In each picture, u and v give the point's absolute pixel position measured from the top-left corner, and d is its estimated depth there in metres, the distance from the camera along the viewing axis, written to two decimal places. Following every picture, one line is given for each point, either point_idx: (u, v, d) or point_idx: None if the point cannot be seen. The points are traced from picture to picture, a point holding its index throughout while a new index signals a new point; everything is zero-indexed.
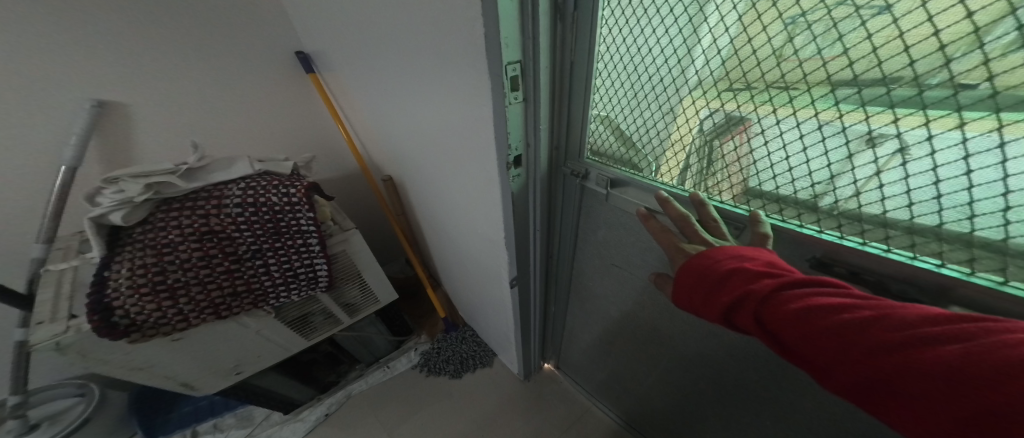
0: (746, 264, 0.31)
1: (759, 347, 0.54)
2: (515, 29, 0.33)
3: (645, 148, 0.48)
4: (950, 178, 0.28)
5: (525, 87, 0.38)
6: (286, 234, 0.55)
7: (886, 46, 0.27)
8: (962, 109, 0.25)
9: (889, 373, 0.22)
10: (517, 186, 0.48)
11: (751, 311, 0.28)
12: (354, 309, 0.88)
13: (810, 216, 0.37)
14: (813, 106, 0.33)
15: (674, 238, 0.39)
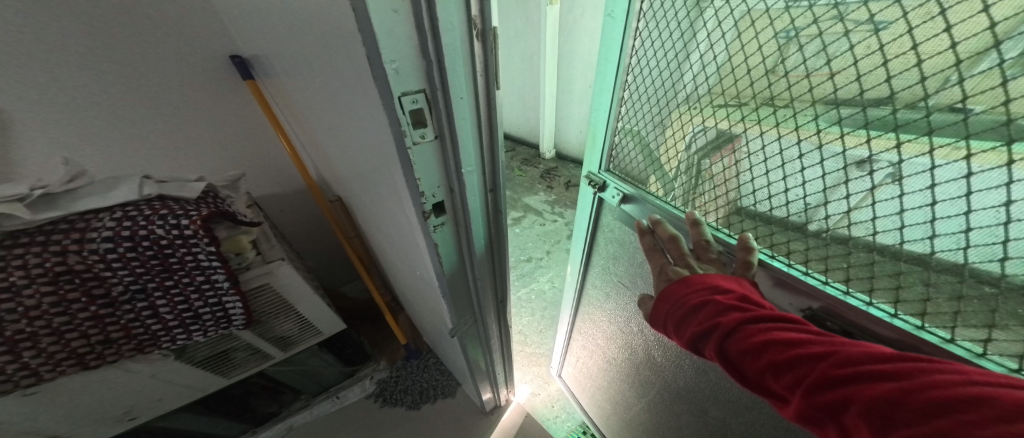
0: (715, 296, 0.33)
1: (730, 401, 0.50)
2: (408, 52, 0.25)
3: (651, 158, 0.46)
4: (945, 218, 0.25)
5: (437, 122, 0.31)
6: (178, 271, 0.50)
7: (899, 58, 0.25)
8: (971, 137, 0.23)
9: (835, 406, 0.23)
10: (443, 236, 0.42)
11: (713, 342, 0.30)
12: (288, 342, 0.83)
13: (818, 264, 0.34)
14: (815, 123, 0.30)
15: (661, 258, 0.42)
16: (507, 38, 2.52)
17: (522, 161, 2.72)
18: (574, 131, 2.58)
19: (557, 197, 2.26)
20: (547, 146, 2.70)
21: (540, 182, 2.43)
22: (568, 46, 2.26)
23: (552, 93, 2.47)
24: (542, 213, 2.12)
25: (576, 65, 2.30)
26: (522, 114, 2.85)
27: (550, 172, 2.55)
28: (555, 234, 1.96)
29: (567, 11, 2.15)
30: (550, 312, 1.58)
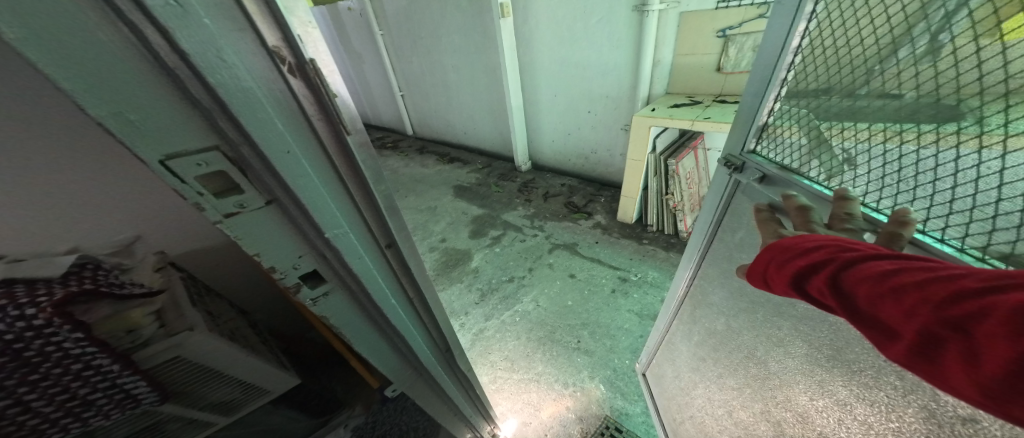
0: (841, 241, 0.35)
1: (837, 411, 0.43)
2: (169, 111, 0.20)
3: (770, 143, 0.52)
4: (1005, 197, 0.30)
5: (260, 183, 0.25)
6: (46, 363, 0.41)
7: (968, 56, 0.32)
8: (992, 124, 0.31)
9: (967, 316, 0.24)
10: (331, 304, 0.37)
11: (827, 271, 0.33)
12: (231, 406, 0.73)
13: (979, 238, 0.32)
14: (912, 109, 0.37)
15: (775, 225, 0.46)
16: (467, 56, 2.52)
17: (499, 177, 2.68)
18: (547, 140, 2.55)
19: (537, 210, 2.21)
20: (522, 159, 2.66)
21: (518, 196, 2.37)
22: (528, 57, 2.26)
23: (519, 106, 2.46)
24: (522, 228, 2.06)
25: (538, 76, 2.30)
26: (493, 130, 2.83)
27: (527, 185, 2.50)
28: (537, 250, 1.90)
29: (521, 23, 2.15)
30: (536, 332, 1.50)
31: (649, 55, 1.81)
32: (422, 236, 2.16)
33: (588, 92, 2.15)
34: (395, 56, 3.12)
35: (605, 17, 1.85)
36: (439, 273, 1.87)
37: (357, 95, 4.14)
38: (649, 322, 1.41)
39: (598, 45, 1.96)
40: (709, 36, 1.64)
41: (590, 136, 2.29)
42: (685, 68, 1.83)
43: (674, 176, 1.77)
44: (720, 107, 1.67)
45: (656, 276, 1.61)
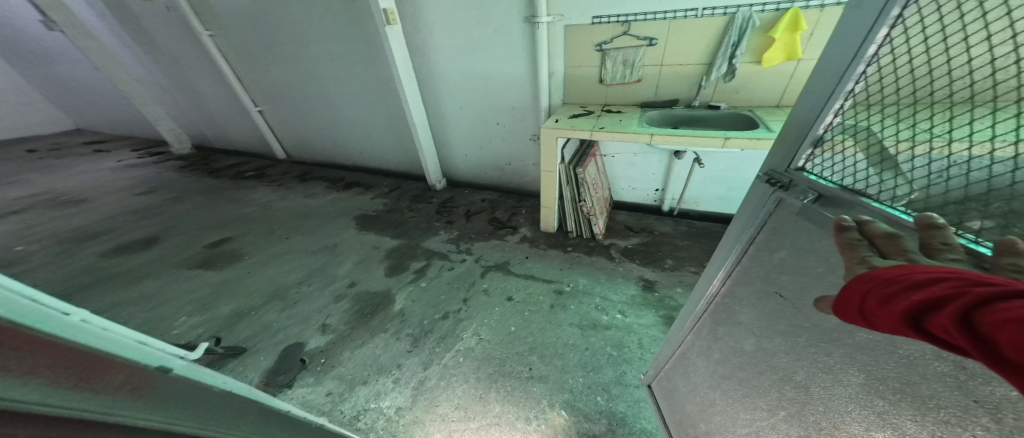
0: (959, 279, 0.31)
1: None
2: None
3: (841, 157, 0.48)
4: None
5: None
6: None
7: None
8: None
9: None
10: None
11: (951, 310, 0.29)
12: None
13: None
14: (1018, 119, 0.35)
15: (860, 249, 0.39)
16: (346, 65, 2.16)
17: (412, 199, 2.45)
18: (460, 155, 2.45)
19: (459, 232, 2.09)
20: (434, 177, 2.47)
21: (439, 219, 2.22)
22: (425, 69, 2.08)
23: (422, 120, 2.26)
24: (448, 256, 1.91)
25: (439, 88, 2.15)
26: (393, 146, 2.53)
27: (445, 205, 2.37)
28: (468, 276, 1.77)
29: (412, 32, 1.96)
30: (485, 370, 1.33)
31: (545, 68, 1.85)
32: (322, 283, 1.75)
33: (493, 106, 2.11)
34: (240, 62, 2.46)
35: (499, 30, 1.79)
36: (354, 326, 1.52)
37: (190, 111, 3.15)
38: (591, 332, 1.42)
39: (496, 57, 1.90)
40: (590, 49, 1.79)
41: (501, 148, 2.27)
42: (573, 80, 1.95)
43: (583, 183, 1.87)
44: (609, 116, 1.83)
45: (586, 283, 1.68)
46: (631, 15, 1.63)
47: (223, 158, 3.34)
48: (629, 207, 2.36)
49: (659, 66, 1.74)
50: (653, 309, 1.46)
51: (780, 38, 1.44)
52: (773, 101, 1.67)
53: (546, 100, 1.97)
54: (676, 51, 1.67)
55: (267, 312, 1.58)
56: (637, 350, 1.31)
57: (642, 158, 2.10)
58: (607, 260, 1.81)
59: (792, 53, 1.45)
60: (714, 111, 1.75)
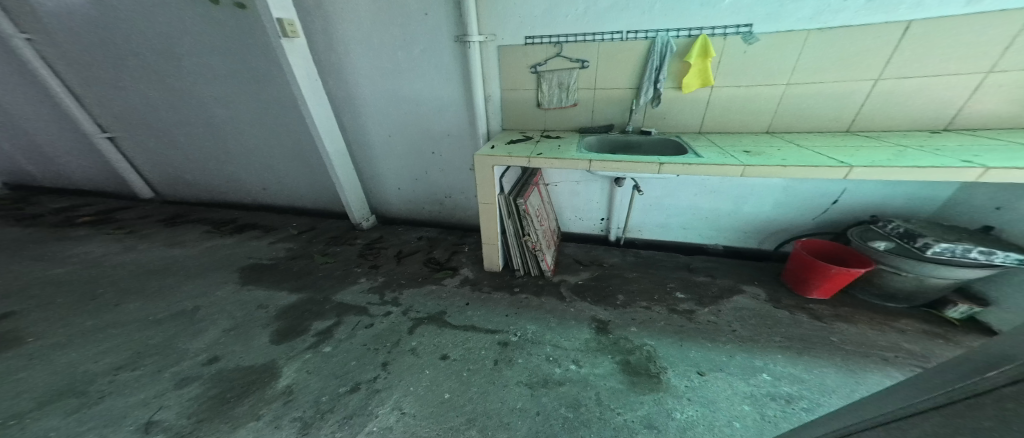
0: None
1: None
2: None
3: None
4: None
5: None
6: None
7: None
8: None
9: None
10: None
11: None
12: None
13: None
14: None
15: None
16: (223, 84, 1.90)
17: (327, 243, 2.16)
18: (393, 189, 2.23)
19: (384, 278, 1.84)
20: (359, 214, 2.22)
21: (366, 265, 1.96)
22: (342, 91, 1.88)
23: (341, 150, 2.01)
24: (369, 309, 1.61)
25: (361, 112, 1.94)
26: (308, 179, 2.19)
27: (372, 246, 2.14)
28: (392, 334, 1.48)
29: (327, 49, 1.76)
30: None
31: (481, 89, 1.77)
32: (165, 362, 1.30)
33: (425, 133, 1.94)
34: (82, 78, 2.09)
35: (428, 48, 1.66)
36: (202, 420, 1.09)
37: (15, 144, 2.55)
38: (541, 391, 1.19)
39: (422, 79, 1.76)
40: (525, 71, 1.77)
41: (440, 180, 2.10)
42: (511, 103, 1.89)
43: (524, 215, 1.79)
44: (548, 141, 1.78)
45: (535, 331, 1.50)
46: (562, 36, 1.65)
47: (51, 200, 2.68)
48: (577, 238, 2.28)
49: (592, 90, 1.76)
50: (609, 356, 1.28)
51: (694, 64, 1.53)
52: (694, 128, 1.74)
53: (482, 126, 1.85)
54: (605, 76, 1.70)
55: (44, 418, 1.08)
56: (596, 408, 1.07)
57: (584, 186, 2.07)
58: (558, 301, 1.69)
59: (706, 79, 1.53)
60: (646, 137, 1.78)
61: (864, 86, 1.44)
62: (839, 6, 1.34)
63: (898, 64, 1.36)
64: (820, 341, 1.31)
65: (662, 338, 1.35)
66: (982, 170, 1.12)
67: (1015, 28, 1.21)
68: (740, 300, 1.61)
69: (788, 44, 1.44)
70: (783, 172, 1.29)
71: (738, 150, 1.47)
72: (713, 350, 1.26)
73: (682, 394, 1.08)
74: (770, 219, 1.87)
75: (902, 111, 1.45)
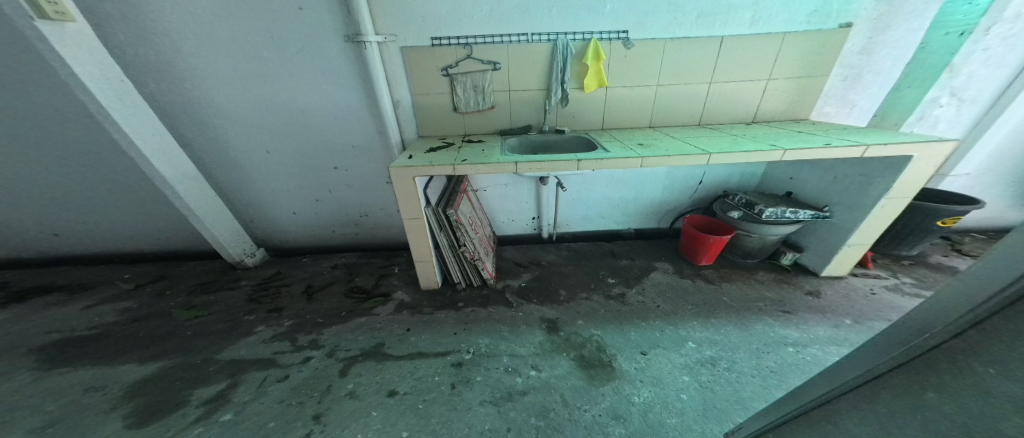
0: None
1: None
2: None
3: None
4: None
5: None
6: None
7: None
8: None
9: None
10: None
11: None
12: None
13: None
14: None
15: None
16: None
17: (190, 294, 1.95)
18: (288, 214, 2.14)
19: (294, 321, 1.74)
20: (234, 251, 2.07)
21: (263, 310, 1.83)
22: (184, 102, 1.68)
23: (188, 172, 1.78)
24: (278, 359, 1.50)
25: (223, 125, 1.76)
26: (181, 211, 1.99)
27: (267, 285, 2.03)
28: (318, 382, 1.37)
29: (156, 53, 1.54)
30: None
31: (385, 94, 1.69)
32: None
33: (323, 145, 1.87)
34: None
35: (312, 48, 1.57)
36: None
37: None
38: (507, 406, 1.18)
39: (311, 84, 1.67)
40: (435, 73, 1.72)
41: (350, 198, 2.08)
42: (423, 107, 1.81)
43: (459, 226, 1.73)
44: (470, 148, 1.72)
45: (488, 344, 1.48)
46: (470, 38, 1.65)
47: None
48: (513, 240, 2.32)
49: (508, 92, 1.80)
50: (564, 354, 1.36)
51: (590, 66, 1.69)
52: (596, 124, 1.93)
53: (394, 134, 1.81)
54: (518, 78, 1.76)
55: None
56: (564, 410, 1.12)
57: (512, 189, 2.10)
58: (505, 308, 1.70)
59: (601, 80, 1.70)
60: (561, 136, 1.90)
61: (702, 88, 1.82)
62: (681, 19, 1.64)
63: (721, 70, 1.76)
64: (720, 303, 1.62)
65: (607, 327, 1.48)
66: (782, 151, 1.49)
67: (773, 47, 1.70)
68: (656, 276, 1.88)
69: (653, 51, 1.70)
70: (668, 161, 1.54)
71: (634, 143, 1.70)
72: (648, 329, 1.46)
73: (634, 377, 1.22)
74: (662, 200, 2.22)
75: (727, 105, 1.87)
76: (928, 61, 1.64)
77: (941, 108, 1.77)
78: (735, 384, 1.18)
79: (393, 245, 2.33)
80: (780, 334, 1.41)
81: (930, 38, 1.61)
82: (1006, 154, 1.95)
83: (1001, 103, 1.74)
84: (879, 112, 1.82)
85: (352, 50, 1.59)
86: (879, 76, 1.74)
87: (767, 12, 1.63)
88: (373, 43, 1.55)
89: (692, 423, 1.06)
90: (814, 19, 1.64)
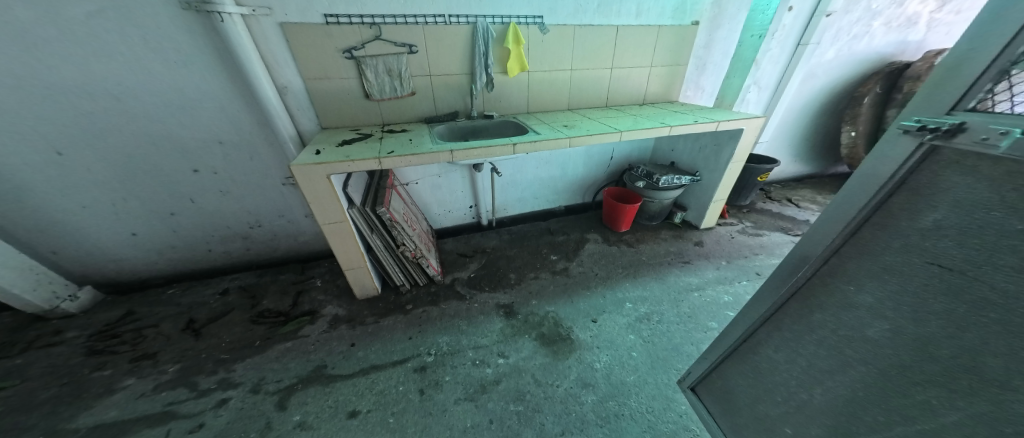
0: None
1: (984, 350, 0.43)
2: None
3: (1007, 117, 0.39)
4: None
5: None
6: None
7: None
8: None
9: None
10: None
11: None
12: None
13: None
14: None
15: None
16: None
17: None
18: (124, 236, 1.63)
19: (182, 363, 1.40)
20: (39, 296, 1.55)
21: (124, 361, 1.42)
22: None
23: None
24: (176, 410, 1.21)
25: None
26: None
27: (112, 329, 1.57)
28: (240, 426, 1.16)
29: None
30: None
31: (266, 81, 1.37)
32: None
33: (169, 143, 1.45)
34: None
35: (111, 6, 1.14)
36: None
37: None
38: (483, 399, 1.22)
39: (122, 59, 1.23)
40: (336, 56, 1.47)
41: (223, 207, 1.68)
42: (324, 95, 1.55)
43: (394, 225, 1.59)
44: (394, 137, 1.56)
45: (449, 342, 1.46)
46: (377, 17, 1.45)
47: None
48: (452, 231, 2.26)
49: (428, 76, 1.66)
50: (526, 336, 1.46)
51: (512, 49, 1.67)
52: (522, 107, 1.94)
53: (285, 125, 1.49)
54: (436, 61, 1.63)
55: None
56: (537, 391, 1.22)
57: (445, 178, 2.01)
58: (459, 302, 1.68)
59: (523, 63, 1.72)
60: (490, 120, 1.85)
61: (605, 74, 1.99)
62: (585, 8, 1.72)
63: (619, 58, 1.95)
64: (645, 264, 1.92)
65: (558, 302, 1.64)
66: (669, 128, 1.74)
67: (652, 37, 1.93)
68: (590, 247, 2.11)
69: (564, 36, 1.78)
70: (590, 139, 1.64)
71: (560, 125, 1.77)
72: (592, 297, 1.67)
73: (592, 344, 1.40)
74: (584, 177, 2.44)
75: (626, 86, 2.08)
76: (743, 55, 2.15)
77: (749, 93, 2.35)
78: (667, 332, 1.46)
79: (293, 256, 2.01)
80: (684, 281, 1.78)
81: (744, 38, 2.12)
82: (788, 128, 2.68)
83: (780, 90, 2.36)
84: (720, 95, 2.33)
85: (194, 19, 1.22)
86: (718, 66, 2.19)
87: (649, 5, 1.82)
88: (234, 15, 1.22)
89: (646, 376, 1.28)
90: (677, 16, 1.90)
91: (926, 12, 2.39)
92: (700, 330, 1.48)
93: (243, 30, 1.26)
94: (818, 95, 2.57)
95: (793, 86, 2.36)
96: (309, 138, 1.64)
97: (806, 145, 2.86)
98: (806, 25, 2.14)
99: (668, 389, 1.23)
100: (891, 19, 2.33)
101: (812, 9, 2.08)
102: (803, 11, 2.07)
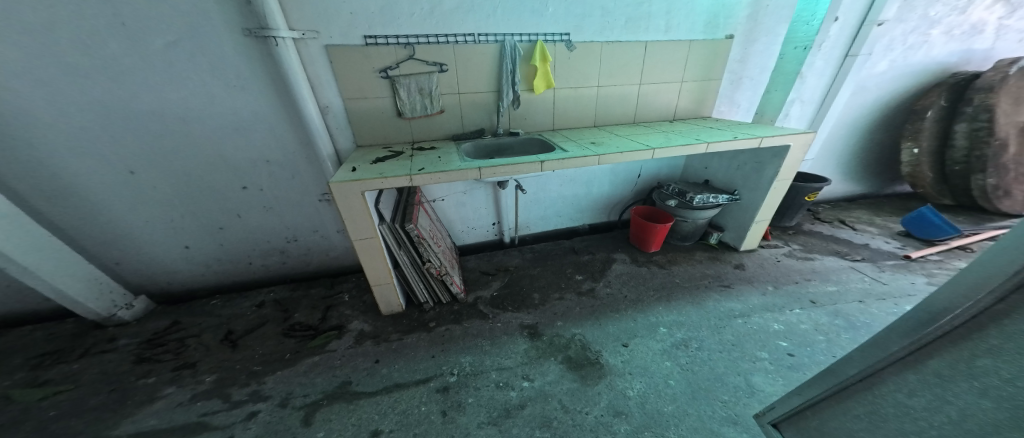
0: None
1: None
2: None
3: None
4: None
5: None
6: None
7: None
8: None
9: None
10: None
11: None
12: None
13: None
14: None
15: None
16: None
17: (31, 368, 1.51)
18: (178, 249, 1.76)
19: (218, 374, 1.45)
20: (103, 307, 1.68)
21: (165, 369, 1.49)
22: None
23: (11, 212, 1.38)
24: (209, 421, 1.24)
25: (62, 151, 1.39)
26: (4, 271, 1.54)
27: (158, 339, 1.66)
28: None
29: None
30: None
31: (310, 101, 1.48)
32: None
33: (222, 163, 1.57)
34: None
35: (185, 37, 1.28)
36: None
37: None
38: (507, 424, 1.16)
39: (189, 84, 1.37)
40: (371, 76, 1.57)
41: (265, 222, 1.79)
42: (360, 114, 1.64)
43: (421, 242, 1.61)
44: (424, 155, 1.61)
45: (472, 362, 1.42)
46: (411, 37, 1.54)
47: None
48: (474, 248, 2.27)
49: (457, 94, 1.73)
50: (552, 359, 1.39)
51: (539, 67, 1.72)
52: (546, 125, 1.97)
53: (326, 144, 1.58)
54: (465, 80, 1.69)
55: None
56: (565, 417, 1.16)
57: (469, 195, 2.04)
58: (482, 321, 1.65)
59: (549, 81, 1.75)
60: (515, 137, 1.89)
61: (632, 90, 1.98)
62: (611, 24, 1.75)
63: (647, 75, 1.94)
64: (682, 288, 1.82)
65: (585, 324, 1.57)
66: (706, 144, 1.69)
67: (681, 52, 1.92)
68: (618, 267, 2.03)
69: (591, 53, 1.80)
70: (620, 157, 1.62)
71: (587, 142, 1.76)
72: (623, 320, 1.58)
73: (623, 370, 1.32)
74: (610, 195, 2.39)
75: (653, 104, 2.07)
76: (783, 68, 2.05)
77: (791, 108, 2.24)
78: (709, 361, 1.35)
79: (326, 270, 2.08)
80: (727, 307, 1.66)
81: (785, 51, 2.03)
82: (834, 144, 2.52)
83: (828, 103, 2.25)
84: (757, 111, 2.24)
85: (251, 45, 1.35)
86: (755, 80, 2.12)
87: (678, 22, 1.83)
88: (286, 40, 1.33)
89: (686, 407, 1.18)
90: (708, 30, 1.88)
91: (995, 18, 2.23)
92: (748, 360, 1.35)
93: (292, 53, 1.37)
94: (865, 109, 2.41)
95: (838, 100, 2.24)
96: (346, 156, 1.73)
97: (855, 162, 2.66)
98: (854, 36, 2.05)
99: (713, 422, 1.12)
100: (952, 26, 2.19)
101: (860, 18, 2.00)
102: (850, 21, 2.00)
